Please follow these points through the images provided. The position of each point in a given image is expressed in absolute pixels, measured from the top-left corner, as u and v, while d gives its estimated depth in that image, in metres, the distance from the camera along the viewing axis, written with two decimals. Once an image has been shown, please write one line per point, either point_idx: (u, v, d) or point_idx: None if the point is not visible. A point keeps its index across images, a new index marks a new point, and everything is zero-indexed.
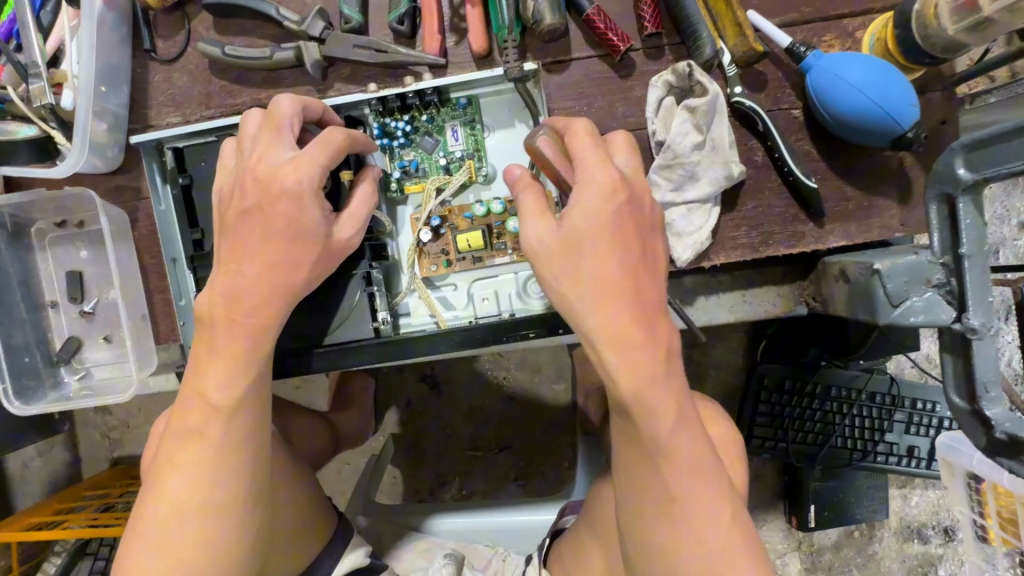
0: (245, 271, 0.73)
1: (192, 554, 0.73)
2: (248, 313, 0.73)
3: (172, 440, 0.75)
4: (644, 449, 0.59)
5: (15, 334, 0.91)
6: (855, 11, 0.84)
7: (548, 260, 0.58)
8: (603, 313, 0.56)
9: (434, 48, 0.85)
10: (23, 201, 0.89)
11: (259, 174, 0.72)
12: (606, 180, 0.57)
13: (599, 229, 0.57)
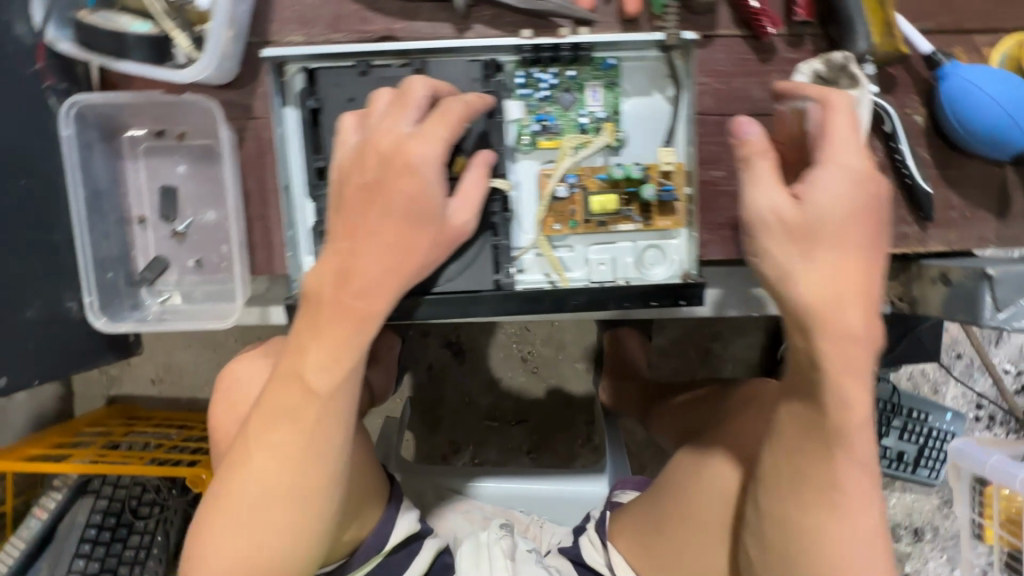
0: (361, 250, 0.70)
1: (276, 536, 0.74)
2: (354, 294, 0.70)
3: (267, 418, 0.73)
4: (825, 440, 0.68)
5: (103, 246, 0.85)
6: (985, 29, 0.88)
7: (778, 229, 0.66)
8: (823, 278, 0.64)
9: (587, 3, 0.84)
10: (127, 103, 0.83)
11: (383, 149, 0.70)
12: (850, 169, 0.65)
13: (839, 211, 0.64)
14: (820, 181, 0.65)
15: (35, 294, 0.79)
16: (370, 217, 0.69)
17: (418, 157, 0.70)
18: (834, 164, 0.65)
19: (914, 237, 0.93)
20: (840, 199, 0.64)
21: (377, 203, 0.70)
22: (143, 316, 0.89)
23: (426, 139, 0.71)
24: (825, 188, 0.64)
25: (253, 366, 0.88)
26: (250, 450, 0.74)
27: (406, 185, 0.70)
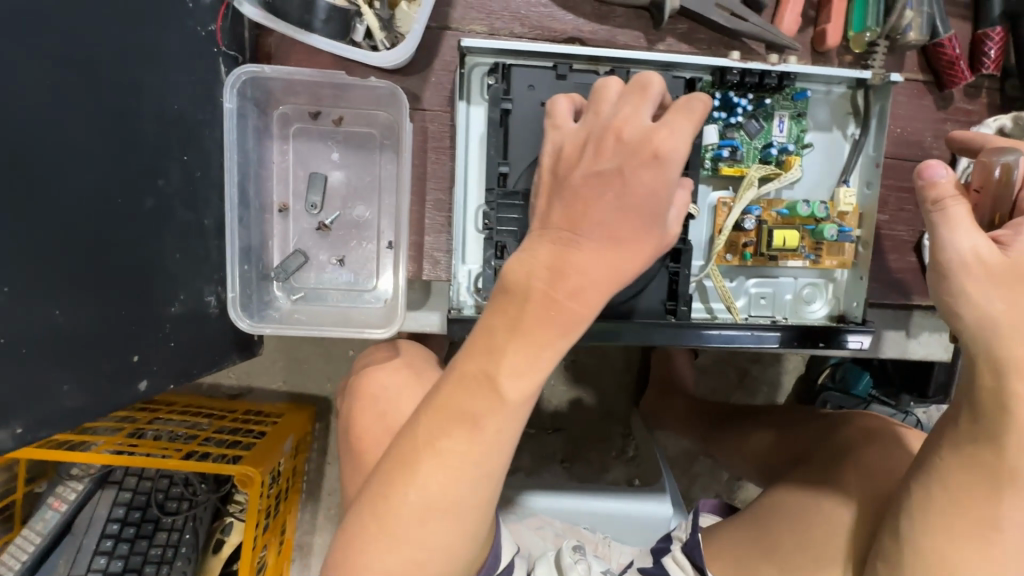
0: (580, 243, 0.60)
1: (437, 555, 0.61)
2: (572, 293, 0.60)
3: (438, 421, 0.60)
4: (1001, 486, 0.55)
5: (243, 234, 0.76)
6: None
7: (979, 280, 0.54)
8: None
9: (788, 29, 0.81)
10: (291, 80, 0.74)
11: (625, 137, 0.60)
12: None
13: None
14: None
15: (182, 285, 0.68)
16: (599, 212, 0.59)
17: (666, 146, 0.59)
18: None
19: None
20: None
21: (607, 196, 0.60)
22: (277, 315, 0.80)
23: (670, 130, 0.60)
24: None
25: (397, 377, 0.80)
26: (411, 457, 0.60)
27: (647, 180, 0.59)
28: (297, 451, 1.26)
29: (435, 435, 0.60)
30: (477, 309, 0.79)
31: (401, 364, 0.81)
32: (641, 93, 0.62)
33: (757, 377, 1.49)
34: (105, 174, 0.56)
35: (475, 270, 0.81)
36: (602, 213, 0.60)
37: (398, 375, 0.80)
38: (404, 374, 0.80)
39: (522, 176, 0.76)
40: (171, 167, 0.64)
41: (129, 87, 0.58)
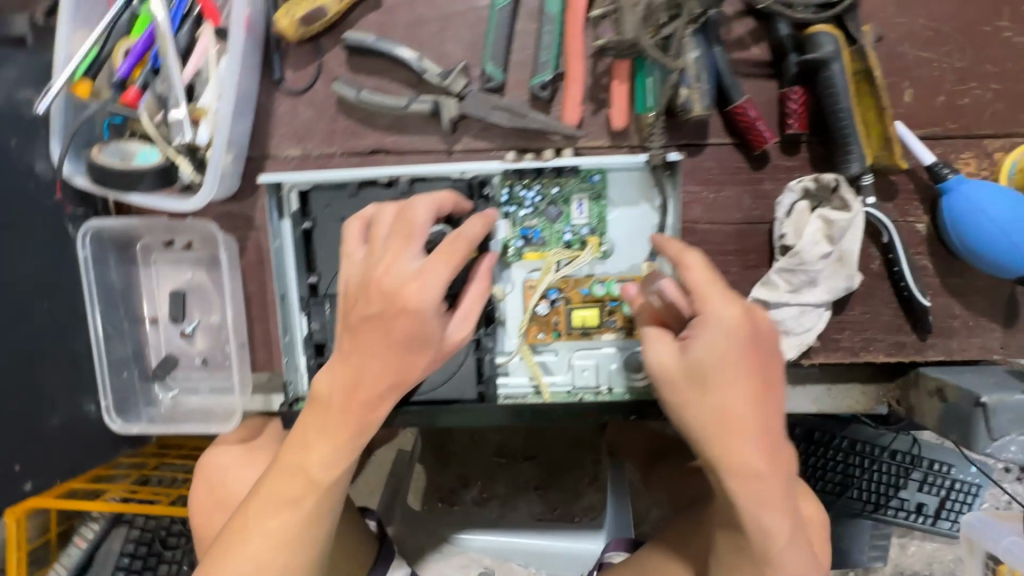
0: (365, 369, 0.78)
1: None
2: (358, 401, 0.79)
3: (264, 506, 0.79)
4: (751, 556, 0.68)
5: (116, 348, 0.91)
6: (998, 133, 0.84)
7: (671, 388, 0.66)
8: (727, 440, 0.63)
9: (571, 120, 0.84)
10: (132, 222, 0.87)
11: (384, 288, 0.74)
12: (731, 318, 0.65)
13: (742, 398, 0.63)
14: (713, 333, 0.64)
15: (60, 402, 0.85)
16: (377, 346, 0.77)
17: (416, 299, 0.74)
18: (718, 316, 0.65)
19: (915, 345, 0.90)
20: (724, 352, 0.63)
21: (379, 334, 0.76)
22: (156, 411, 0.95)
23: (422, 284, 0.74)
24: (712, 338, 0.64)
25: (230, 455, 0.88)
26: (242, 534, 0.78)
27: (405, 325, 0.75)
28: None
29: (265, 516, 0.78)
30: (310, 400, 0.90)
31: (234, 442, 0.89)
32: (404, 241, 0.75)
33: None
34: None
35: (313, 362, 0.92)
36: (377, 346, 0.77)
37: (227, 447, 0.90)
38: (235, 441, 0.91)
39: (331, 284, 0.86)
40: (33, 315, 0.80)
41: None
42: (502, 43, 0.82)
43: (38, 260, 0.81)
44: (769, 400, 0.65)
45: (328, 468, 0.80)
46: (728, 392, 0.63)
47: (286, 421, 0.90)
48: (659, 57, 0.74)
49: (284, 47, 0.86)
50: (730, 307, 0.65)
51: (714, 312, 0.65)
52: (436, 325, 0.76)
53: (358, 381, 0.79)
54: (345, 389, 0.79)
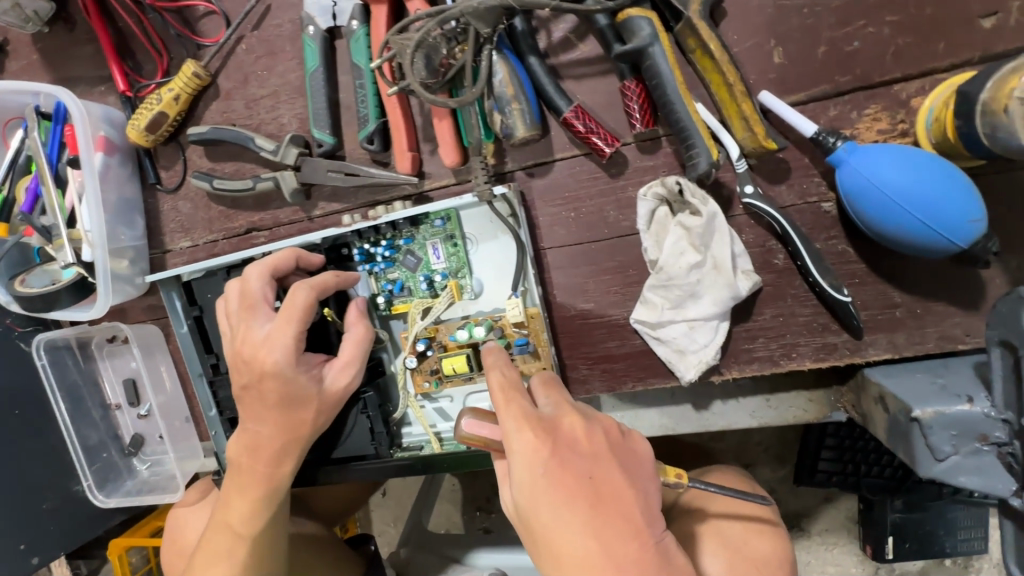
0: (255, 429, 0.76)
1: None
2: (260, 464, 0.77)
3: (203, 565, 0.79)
4: None
5: (91, 435, 1.05)
6: (909, 73, 0.66)
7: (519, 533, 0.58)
8: None
9: (406, 167, 0.81)
10: (75, 331, 1.00)
11: (243, 357, 0.74)
12: (525, 444, 0.56)
13: (577, 535, 0.52)
14: (521, 469, 0.55)
15: (48, 487, 1.01)
16: (257, 412, 0.75)
17: (269, 360, 0.73)
18: (515, 452, 0.56)
19: (854, 345, 0.75)
20: (533, 490, 0.54)
21: (254, 401, 0.75)
22: (133, 481, 1.09)
23: (271, 344, 0.73)
24: (521, 472, 0.55)
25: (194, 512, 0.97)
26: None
27: (273, 387, 0.73)
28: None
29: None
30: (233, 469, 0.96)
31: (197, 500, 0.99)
32: (247, 312, 0.75)
33: None
34: None
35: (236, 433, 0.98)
36: (257, 411, 0.75)
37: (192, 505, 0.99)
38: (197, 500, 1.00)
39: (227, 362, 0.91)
40: (5, 422, 0.96)
41: None
42: (322, 106, 0.81)
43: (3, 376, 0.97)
44: (608, 518, 0.53)
45: (254, 523, 0.78)
46: (557, 533, 0.53)
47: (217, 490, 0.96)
48: (436, 100, 0.69)
49: (154, 151, 0.93)
50: (524, 435, 0.56)
51: (510, 447, 0.56)
52: (304, 378, 0.74)
53: (253, 440, 0.77)
54: (250, 452, 0.77)
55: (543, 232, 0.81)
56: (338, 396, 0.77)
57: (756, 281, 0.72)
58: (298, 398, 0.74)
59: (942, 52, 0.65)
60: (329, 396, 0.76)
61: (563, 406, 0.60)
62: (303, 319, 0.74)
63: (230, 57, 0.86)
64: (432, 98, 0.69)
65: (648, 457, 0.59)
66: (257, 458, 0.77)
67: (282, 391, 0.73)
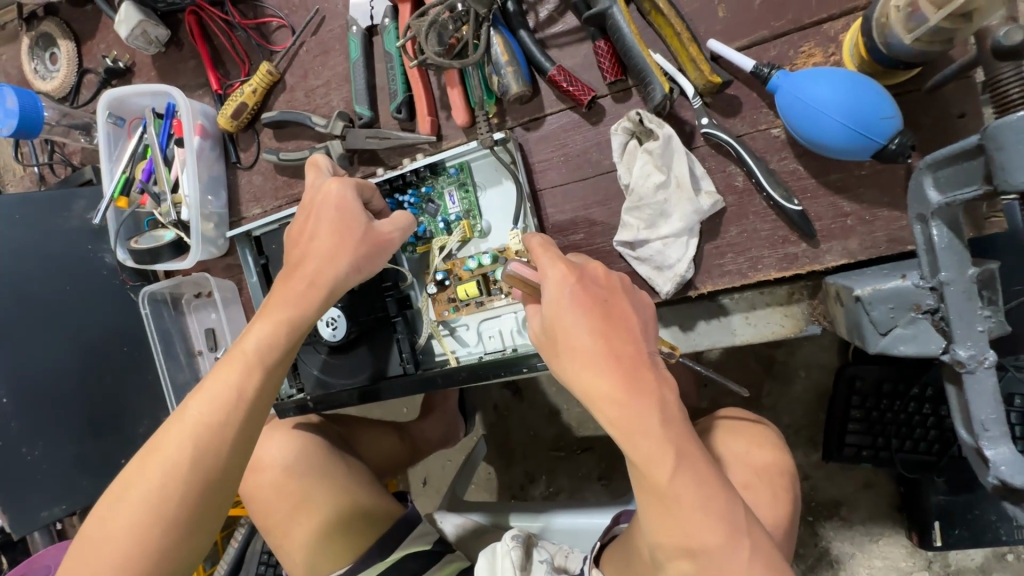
0: (314, 250, 0.86)
1: (177, 467, 0.73)
2: (304, 285, 0.85)
3: (202, 393, 0.78)
4: (667, 498, 0.63)
5: (179, 375, 1.27)
6: (833, 14, 0.79)
7: (542, 348, 0.72)
8: (588, 372, 0.65)
9: (426, 129, 1.00)
10: (171, 285, 1.24)
11: (313, 196, 0.89)
12: (558, 273, 0.69)
13: (588, 338, 0.66)
14: (552, 292, 0.68)
15: (144, 414, 1.23)
16: (310, 236, 0.87)
17: (336, 191, 0.87)
18: (548, 279, 0.69)
19: (814, 251, 0.84)
20: (559, 305, 0.67)
21: (311, 227, 0.87)
22: None
23: (343, 186, 0.88)
24: (550, 294, 0.68)
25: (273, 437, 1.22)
26: (182, 414, 0.76)
27: (336, 211, 0.87)
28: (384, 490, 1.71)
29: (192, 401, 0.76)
30: (289, 395, 1.15)
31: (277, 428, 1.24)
32: (315, 168, 0.93)
33: (786, 363, 1.44)
34: (75, 372, 1.14)
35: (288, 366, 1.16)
36: (310, 237, 0.87)
37: (280, 436, 1.21)
38: (283, 433, 1.22)
39: None
40: (117, 356, 1.20)
41: (77, 329, 1.15)
42: (362, 87, 1.03)
43: (115, 320, 1.21)
44: (615, 329, 0.66)
45: (270, 356, 0.81)
46: (573, 333, 0.66)
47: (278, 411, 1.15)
48: (447, 64, 0.89)
49: (236, 137, 1.19)
50: (557, 267, 0.69)
51: (544, 275, 0.69)
52: (359, 209, 0.87)
53: (298, 271, 0.86)
54: (302, 273, 0.85)
55: (539, 176, 0.97)
56: (377, 242, 0.88)
57: (716, 200, 0.85)
58: (353, 225, 0.86)
59: None
60: (378, 234, 0.88)
61: (588, 260, 0.74)
62: (361, 181, 0.92)
63: (294, 58, 1.11)
64: (443, 62, 0.89)
65: (649, 303, 0.72)
66: (307, 275, 0.85)
67: (340, 216, 0.86)
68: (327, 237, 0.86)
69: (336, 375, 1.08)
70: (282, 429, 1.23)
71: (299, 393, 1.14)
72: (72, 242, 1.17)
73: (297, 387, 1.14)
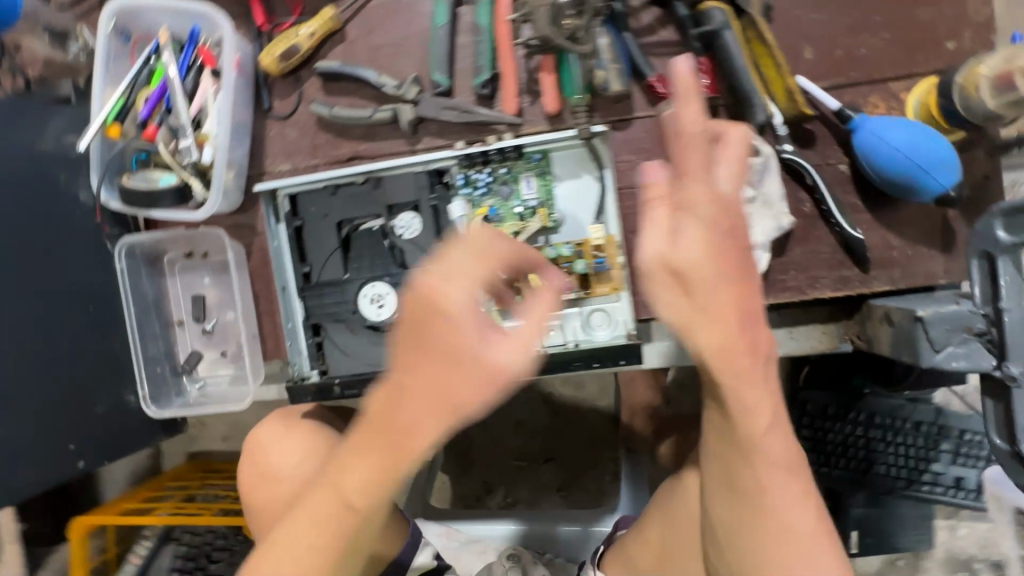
0: (486, 340, 0.59)
1: (328, 531, 0.70)
2: (443, 351, 0.60)
3: (362, 459, 0.67)
4: (749, 456, 0.72)
5: (152, 346, 1.06)
6: (900, 75, 0.91)
7: (653, 283, 0.62)
8: (710, 323, 0.63)
9: (511, 109, 0.97)
10: (160, 238, 1.05)
11: (452, 274, 0.60)
12: (706, 209, 0.60)
13: (722, 289, 0.62)
14: (692, 235, 0.60)
15: (103, 392, 1.00)
16: (470, 270, 0.60)
17: (475, 281, 0.60)
18: (696, 215, 0.60)
19: (861, 277, 0.95)
20: (704, 248, 0.60)
21: (453, 264, 0.60)
22: (184, 402, 1.09)
23: (504, 333, 0.60)
24: (693, 239, 0.60)
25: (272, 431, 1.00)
26: (341, 473, 0.69)
27: (483, 258, 0.61)
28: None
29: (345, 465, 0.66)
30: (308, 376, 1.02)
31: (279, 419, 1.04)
32: (479, 231, 0.65)
33: None
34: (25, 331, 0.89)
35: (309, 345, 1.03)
36: (467, 267, 0.60)
37: (276, 428, 1.01)
38: (281, 425, 1.01)
39: (322, 273, 1.00)
40: (79, 316, 0.97)
41: None
42: (444, 55, 0.97)
43: (79, 273, 0.98)
44: (742, 286, 0.64)
45: (420, 437, 0.64)
46: (710, 279, 0.61)
47: (291, 397, 1.00)
48: (565, 46, 0.88)
49: (271, 83, 1.05)
50: (704, 201, 0.60)
51: (691, 210, 0.60)
52: (506, 246, 0.63)
53: (407, 440, 0.64)
54: (456, 349, 0.60)
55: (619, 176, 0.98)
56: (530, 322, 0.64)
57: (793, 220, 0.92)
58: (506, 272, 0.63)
59: (921, 62, 0.91)
60: (539, 277, 0.68)
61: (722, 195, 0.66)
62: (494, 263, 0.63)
63: (361, 11, 1.01)
64: (562, 42, 0.88)
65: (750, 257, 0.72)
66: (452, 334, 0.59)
67: (495, 255, 0.62)
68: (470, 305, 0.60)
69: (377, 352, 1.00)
70: (277, 420, 1.03)
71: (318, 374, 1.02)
72: (36, 168, 0.93)
73: (320, 370, 1.02)
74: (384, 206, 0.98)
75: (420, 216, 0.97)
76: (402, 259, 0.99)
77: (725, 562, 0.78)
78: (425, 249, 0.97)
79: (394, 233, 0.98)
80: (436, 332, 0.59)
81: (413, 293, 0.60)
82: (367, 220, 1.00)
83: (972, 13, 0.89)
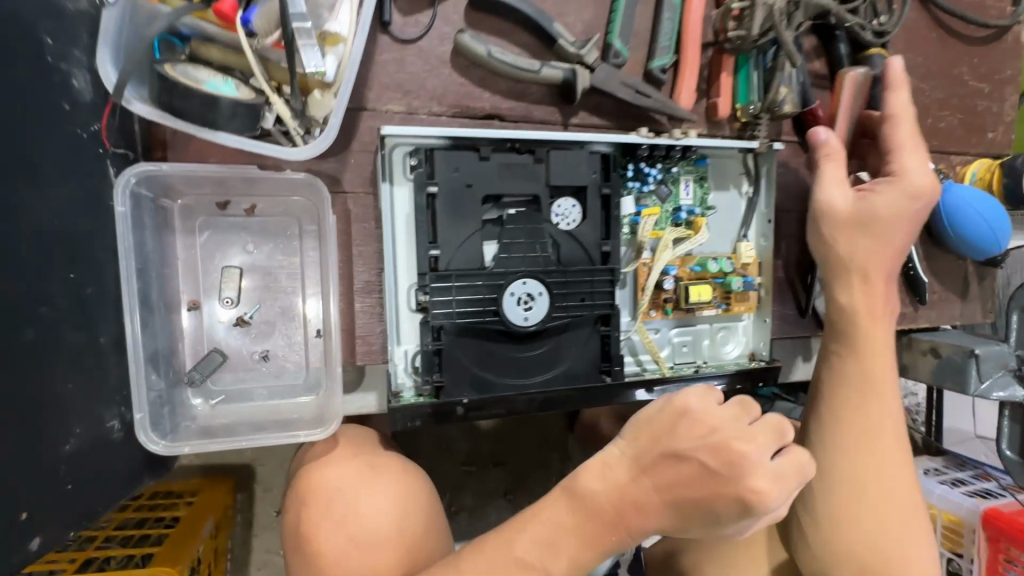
0: (752, 458, 0.66)
1: None
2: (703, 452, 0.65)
3: (535, 539, 0.65)
4: (883, 436, 0.79)
5: (152, 340, 0.69)
6: (960, 151, 1.10)
7: (836, 223, 0.85)
8: (887, 251, 0.83)
9: (685, 104, 0.88)
10: (197, 173, 0.68)
11: (732, 447, 0.66)
12: (922, 180, 0.83)
13: (902, 238, 0.84)
14: (882, 192, 0.83)
15: (81, 411, 0.61)
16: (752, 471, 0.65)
17: (755, 488, 0.65)
18: (914, 180, 0.83)
19: (907, 314, 1.12)
20: (903, 206, 0.82)
21: (708, 451, 0.66)
22: (195, 424, 0.73)
23: (766, 462, 0.66)
24: (888, 198, 0.82)
25: (335, 468, 0.73)
26: (548, 557, 0.64)
27: (753, 478, 0.65)
28: (219, 530, 1.05)
29: (547, 553, 0.63)
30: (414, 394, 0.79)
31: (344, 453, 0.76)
32: (744, 413, 0.71)
33: None
34: None
35: (411, 350, 0.80)
36: (749, 469, 0.65)
37: (355, 470, 0.73)
38: (358, 465, 0.74)
39: (452, 260, 0.77)
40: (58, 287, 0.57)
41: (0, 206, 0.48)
42: (625, 21, 0.83)
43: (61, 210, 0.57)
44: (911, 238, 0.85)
45: (643, 521, 0.66)
46: (897, 232, 0.83)
47: (389, 419, 0.76)
48: (788, 46, 0.80)
49: None
50: (921, 170, 0.83)
51: (910, 174, 0.83)
52: (781, 490, 0.65)
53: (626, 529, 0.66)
54: (720, 463, 0.65)
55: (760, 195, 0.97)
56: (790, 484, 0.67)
57: None
58: (788, 478, 0.67)
59: (974, 143, 1.10)
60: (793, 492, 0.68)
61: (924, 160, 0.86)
62: (783, 440, 0.70)
63: None
64: (789, 41, 0.80)
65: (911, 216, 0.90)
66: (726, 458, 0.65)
67: (766, 474, 0.66)
68: (746, 483, 0.65)
69: (509, 367, 0.80)
70: (351, 458, 0.76)
71: (423, 390, 0.79)
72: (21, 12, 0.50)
73: (432, 386, 0.78)
74: (546, 185, 0.79)
75: (586, 204, 0.81)
76: (557, 254, 0.81)
77: (823, 516, 0.78)
78: (586, 245, 0.82)
79: (552, 221, 0.80)
80: (673, 476, 0.66)
81: (700, 448, 0.66)
82: (514, 199, 0.80)
83: (1007, 112, 1.11)
